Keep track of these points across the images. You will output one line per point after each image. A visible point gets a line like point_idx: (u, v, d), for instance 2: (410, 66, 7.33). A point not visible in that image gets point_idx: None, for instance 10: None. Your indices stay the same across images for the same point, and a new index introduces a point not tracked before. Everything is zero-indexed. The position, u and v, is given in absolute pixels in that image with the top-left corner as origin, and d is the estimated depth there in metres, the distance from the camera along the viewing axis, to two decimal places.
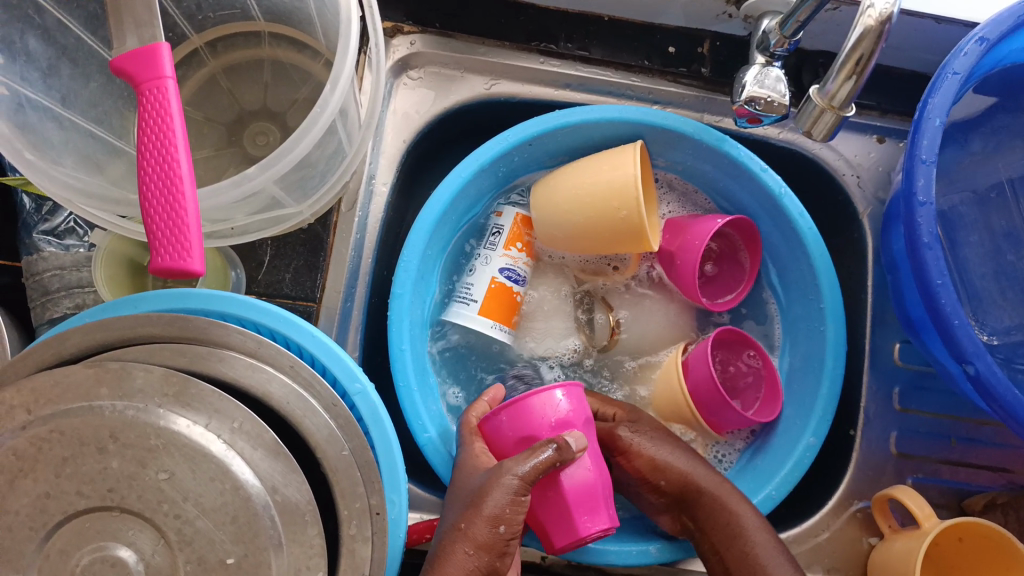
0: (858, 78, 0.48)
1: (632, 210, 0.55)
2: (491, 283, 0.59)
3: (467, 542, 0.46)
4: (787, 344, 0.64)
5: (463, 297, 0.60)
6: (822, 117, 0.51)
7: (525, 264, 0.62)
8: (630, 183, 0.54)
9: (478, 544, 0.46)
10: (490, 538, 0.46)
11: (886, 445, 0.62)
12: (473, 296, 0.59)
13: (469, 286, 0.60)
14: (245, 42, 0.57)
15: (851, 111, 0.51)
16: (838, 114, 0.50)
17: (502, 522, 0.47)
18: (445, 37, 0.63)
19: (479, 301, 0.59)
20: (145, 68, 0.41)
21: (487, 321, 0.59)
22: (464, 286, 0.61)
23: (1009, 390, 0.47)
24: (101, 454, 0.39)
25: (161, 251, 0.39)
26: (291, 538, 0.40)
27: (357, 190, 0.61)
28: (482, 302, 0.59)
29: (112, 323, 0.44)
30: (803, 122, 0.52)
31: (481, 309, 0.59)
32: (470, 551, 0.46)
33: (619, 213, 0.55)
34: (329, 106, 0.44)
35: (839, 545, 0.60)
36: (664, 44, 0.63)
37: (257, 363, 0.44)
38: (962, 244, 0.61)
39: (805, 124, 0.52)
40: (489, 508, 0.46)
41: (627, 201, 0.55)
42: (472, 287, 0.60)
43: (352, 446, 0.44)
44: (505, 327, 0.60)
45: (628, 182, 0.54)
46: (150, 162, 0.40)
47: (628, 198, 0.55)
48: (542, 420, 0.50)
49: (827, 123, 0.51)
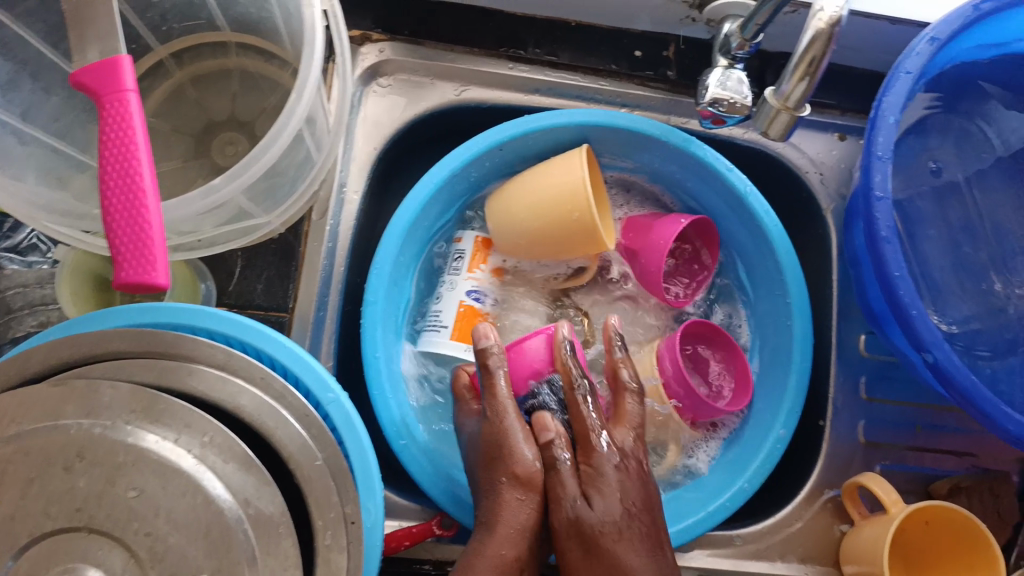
0: (812, 80, 0.49)
1: (583, 212, 0.56)
2: (459, 307, 0.59)
3: (514, 488, 0.48)
4: (756, 341, 0.65)
5: (434, 325, 0.60)
6: (777, 118, 0.52)
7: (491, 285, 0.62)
8: (579, 186, 0.55)
9: (526, 491, 0.49)
10: (535, 481, 0.49)
11: (854, 434, 0.63)
12: (443, 323, 0.59)
13: (438, 313, 0.60)
14: (211, 53, 0.57)
15: (804, 112, 0.52)
16: (792, 114, 0.51)
17: (534, 461, 0.49)
18: (413, 44, 0.63)
19: (450, 328, 0.59)
20: (107, 81, 0.40)
21: (462, 346, 0.58)
22: (433, 313, 0.61)
23: (967, 377, 0.48)
24: (69, 473, 0.39)
25: (124, 266, 0.38)
26: (265, 550, 0.40)
27: (328, 198, 0.60)
28: (454, 328, 0.59)
29: (79, 339, 0.44)
30: (758, 123, 0.53)
31: (455, 335, 0.59)
32: (519, 497, 0.48)
33: (572, 216, 0.56)
34: (295, 115, 0.44)
35: (812, 535, 0.61)
36: (630, 48, 0.64)
37: (226, 375, 0.44)
38: (921, 237, 0.63)
39: (762, 124, 0.53)
40: (523, 461, 0.49)
41: (579, 204, 0.56)
42: (441, 314, 0.60)
43: (325, 455, 0.44)
44: None
45: (577, 184, 0.55)
46: (112, 176, 0.39)
47: (580, 202, 0.56)
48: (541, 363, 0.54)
49: (783, 123, 0.52)
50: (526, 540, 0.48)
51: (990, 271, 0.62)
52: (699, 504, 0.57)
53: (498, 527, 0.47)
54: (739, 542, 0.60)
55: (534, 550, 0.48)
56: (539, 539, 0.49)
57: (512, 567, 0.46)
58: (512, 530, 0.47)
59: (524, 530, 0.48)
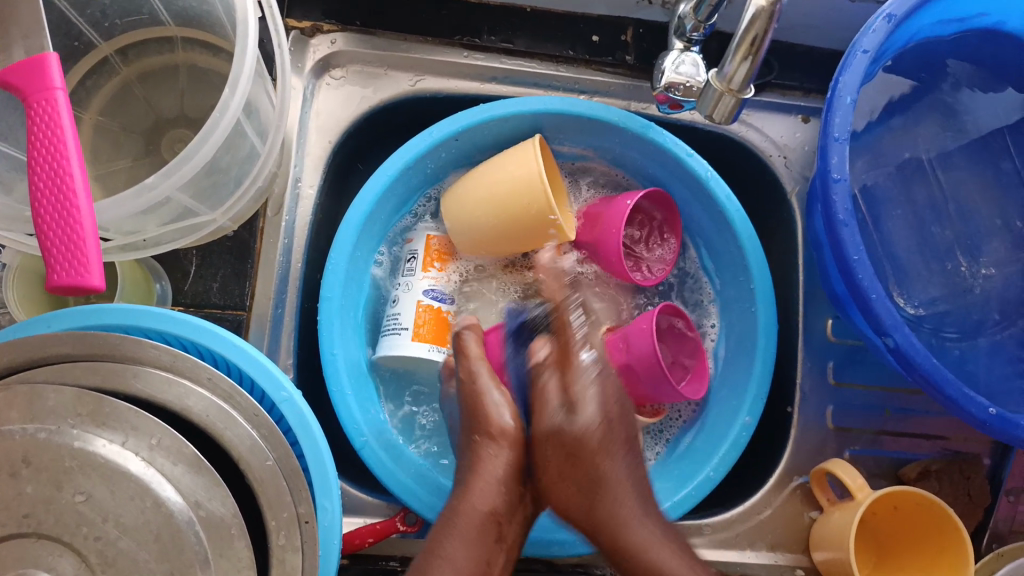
0: (754, 59, 0.48)
1: (541, 205, 0.55)
2: (418, 307, 0.59)
3: (490, 444, 0.50)
4: (722, 329, 0.64)
5: (393, 327, 0.59)
6: (722, 100, 0.52)
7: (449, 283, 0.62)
8: (535, 178, 0.55)
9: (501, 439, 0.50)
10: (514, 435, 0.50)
11: (823, 419, 0.63)
12: (403, 325, 0.59)
13: (397, 316, 0.60)
14: (158, 48, 0.56)
15: (750, 93, 0.51)
16: (736, 98, 0.51)
17: (508, 417, 0.51)
18: (366, 34, 0.62)
19: (410, 328, 0.58)
20: (33, 80, 0.40)
21: (423, 346, 0.58)
22: (392, 316, 0.60)
23: (927, 360, 0.48)
24: (14, 479, 0.38)
25: (56, 268, 0.39)
26: (218, 552, 0.39)
27: (282, 193, 0.60)
28: (414, 328, 0.58)
29: (22, 343, 0.43)
30: (704, 106, 0.53)
31: (415, 335, 0.58)
32: (494, 452, 0.50)
33: (530, 209, 0.56)
34: (230, 109, 0.44)
35: (781, 521, 0.61)
36: (587, 33, 0.63)
37: (173, 377, 0.43)
38: (886, 218, 0.62)
39: (706, 108, 0.53)
40: (498, 423, 0.50)
41: (536, 196, 0.55)
42: (400, 315, 0.59)
43: (277, 455, 0.43)
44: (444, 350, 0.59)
45: (533, 178, 0.55)
46: (42, 177, 0.39)
47: (537, 193, 0.55)
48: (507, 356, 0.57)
49: (727, 107, 0.52)
50: (503, 494, 0.48)
51: (956, 251, 0.62)
52: (668, 493, 0.58)
53: (477, 482, 0.48)
54: (708, 531, 0.60)
55: (515, 506, 0.49)
56: (522, 493, 0.50)
57: (489, 521, 0.47)
58: (488, 484, 0.48)
59: (503, 483, 0.49)
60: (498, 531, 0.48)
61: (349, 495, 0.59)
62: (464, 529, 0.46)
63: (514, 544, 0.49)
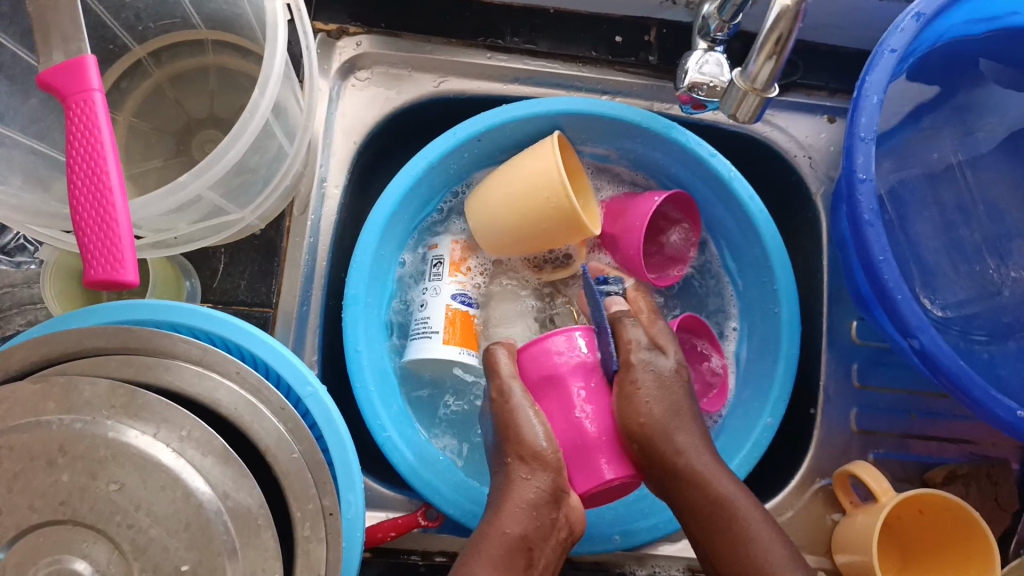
0: (779, 58, 0.48)
1: (560, 196, 0.55)
2: (447, 311, 0.59)
3: (522, 467, 0.48)
4: (744, 330, 0.64)
5: (423, 331, 0.59)
6: (746, 99, 0.51)
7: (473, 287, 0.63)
8: (553, 170, 0.55)
9: (534, 468, 0.48)
10: (549, 459, 0.48)
11: (847, 421, 0.62)
12: (434, 329, 0.59)
13: (426, 320, 0.60)
14: (189, 52, 0.57)
15: (774, 92, 0.51)
16: (760, 96, 0.51)
17: (542, 439, 0.49)
18: (392, 37, 0.63)
19: (441, 332, 0.59)
20: (72, 81, 0.42)
21: (454, 349, 0.59)
22: (422, 319, 0.60)
23: (954, 362, 0.47)
24: (51, 467, 0.40)
25: (94, 263, 0.40)
26: (245, 542, 0.40)
27: (309, 193, 0.62)
28: (445, 331, 0.58)
29: (58, 337, 0.45)
30: (727, 105, 0.53)
31: (446, 339, 0.58)
32: (526, 475, 0.48)
33: (551, 201, 0.56)
34: (260, 110, 0.45)
35: (804, 524, 0.61)
36: (610, 34, 0.63)
37: (203, 371, 0.44)
38: (912, 219, 0.62)
39: (730, 107, 0.53)
40: (530, 445, 0.49)
41: (555, 188, 0.55)
42: (430, 319, 0.59)
43: (302, 448, 0.44)
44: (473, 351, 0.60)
45: (552, 172, 0.55)
46: (80, 176, 0.41)
47: (556, 185, 0.55)
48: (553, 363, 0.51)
49: (751, 106, 0.52)
50: (535, 520, 0.48)
51: (984, 252, 0.61)
52: None
53: (506, 507, 0.48)
54: None
55: (548, 529, 0.48)
56: (556, 516, 0.49)
57: (517, 544, 0.47)
58: (519, 509, 0.48)
59: (535, 508, 0.48)
60: (528, 556, 0.47)
61: (371, 489, 0.60)
62: (493, 552, 0.46)
63: (549, 565, 0.49)
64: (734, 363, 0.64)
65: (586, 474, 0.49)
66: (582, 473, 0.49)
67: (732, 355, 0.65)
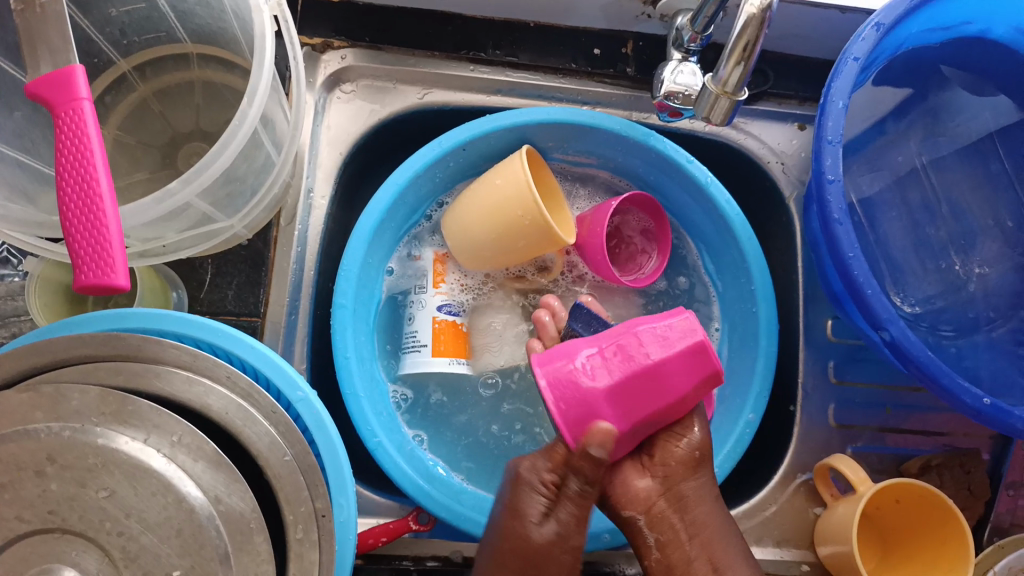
0: (747, 64, 0.50)
1: (533, 215, 0.56)
2: (435, 323, 0.61)
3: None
4: (725, 331, 0.66)
5: (413, 345, 0.61)
6: (718, 103, 0.53)
7: (458, 295, 0.65)
8: (524, 188, 0.56)
9: None
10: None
11: (825, 417, 0.64)
12: (422, 342, 0.61)
13: (414, 333, 0.62)
14: (174, 66, 0.58)
15: (744, 95, 0.53)
16: (732, 99, 0.53)
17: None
18: (375, 50, 0.65)
19: (430, 344, 0.61)
20: (61, 91, 0.42)
21: (445, 359, 0.61)
22: (410, 334, 0.62)
23: (923, 352, 0.49)
24: (40, 477, 0.40)
25: (83, 269, 0.40)
26: (238, 547, 0.40)
27: (295, 204, 0.62)
28: (433, 344, 0.61)
29: (46, 346, 0.44)
30: (701, 109, 0.55)
31: (436, 351, 0.61)
32: None
33: (524, 220, 0.57)
34: (248, 119, 0.46)
35: (788, 517, 0.62)
36: (589, 46, 0.66)
37: (193, 377, 0.44)
38: (881, 219, 0.64)
39: (704, 111, 0.55)
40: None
41: (529, 207, 0.57)
42: (418, 333, 0.62)
43: (294, 451, 0.44)
44: (463, 360, 0.62)
45: (522, 187, 0.56)
46: (70, 184, 0.41)
47: (529, 204, 0.56)
48: (569, 387, 0.47)
49: (723, 109, 0.54)
50: None
51: (950, 250, 0.64)
52: None
53: None
54: None
55: None
56: None
57: None
58: None
59: None
60: None
61: (361, 495, 0.61)
62: None
63: None
64: None
65: (691, 362, 0.47)
66: (686, 374, 0.48)
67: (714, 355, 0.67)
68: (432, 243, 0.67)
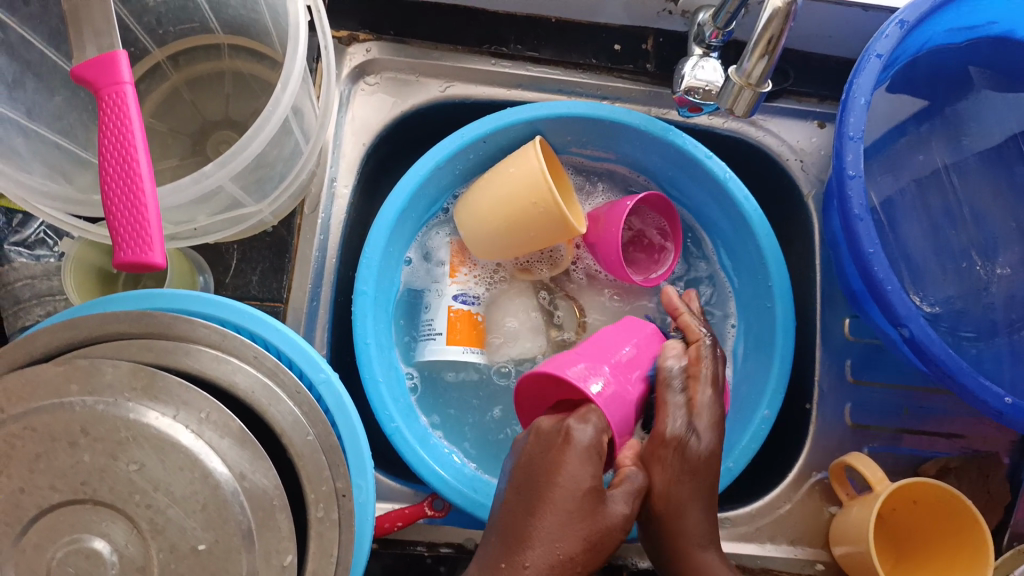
0: (772, 56, 0.51)
1: (548, 205, 0.57)
2: (450, 312, 0.63)
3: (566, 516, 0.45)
4: (741, 328, 0.66)
5: (428, 333, 0.63)
6: (742, 94, 0.54)
7: (474, 285, 0.66)
8: (539, 178, 0.57)
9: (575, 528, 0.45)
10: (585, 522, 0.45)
11: (841, 417, 0.64)
12: (437, 330, 0.63)
13: (430, 322, 0.63)
14: (205, 56, 0.59)
15: (767, 87, 0.54)
16: (755, 91, 0.53)
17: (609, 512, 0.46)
18: (399, 44, 0.66)
19: (445, 333, 0.62)
20: (104, 75, 0.44)
21: (458, 348, 0.62)
22: (426, 322, 0.64)
23: (941, 349, 0.49)
24: (73, 448, 0.41)
25: (124, 246, 0.42)
26: (261, 524, 0.41)
27: (319, 193, 0.64)
28: (447, 333, 0.62)
29: (81, 322, 0.46)
30: (724, 99, 0.55)
31: (450, 339, 0.62)
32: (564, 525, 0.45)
33: (539, 209, 0.58)
34: (281, 105, 0.47)
35: (802, 516, 0.63)
36: (610, 43, 0.66)
37: (221, 355, 0.46)
38: (902, 220, 0.64)
39: (727, 101, 0.55)
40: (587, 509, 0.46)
41: (544, 197, 0.57)
42: (434, 321, 0.63)
43: (316, 432, 0.46)
44: (476, 350, 0.63)
45: (538, 178, 0.57)
46: (111, 164, 0.42)
47: (544, 194, 0.57)
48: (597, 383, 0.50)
49: (747, 99, 0.54)
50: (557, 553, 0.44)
51: (971, 252, 0.64)
52: None
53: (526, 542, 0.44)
54: (728, 524, 0.62)
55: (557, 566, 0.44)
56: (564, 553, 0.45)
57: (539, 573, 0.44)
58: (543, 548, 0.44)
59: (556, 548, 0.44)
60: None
61: (379, 482, 0.62)
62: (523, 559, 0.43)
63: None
64: (732, 359, 0.67)
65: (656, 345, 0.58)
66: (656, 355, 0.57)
67: (729, 351, 0.67)
68: (453, 233, 0.68)
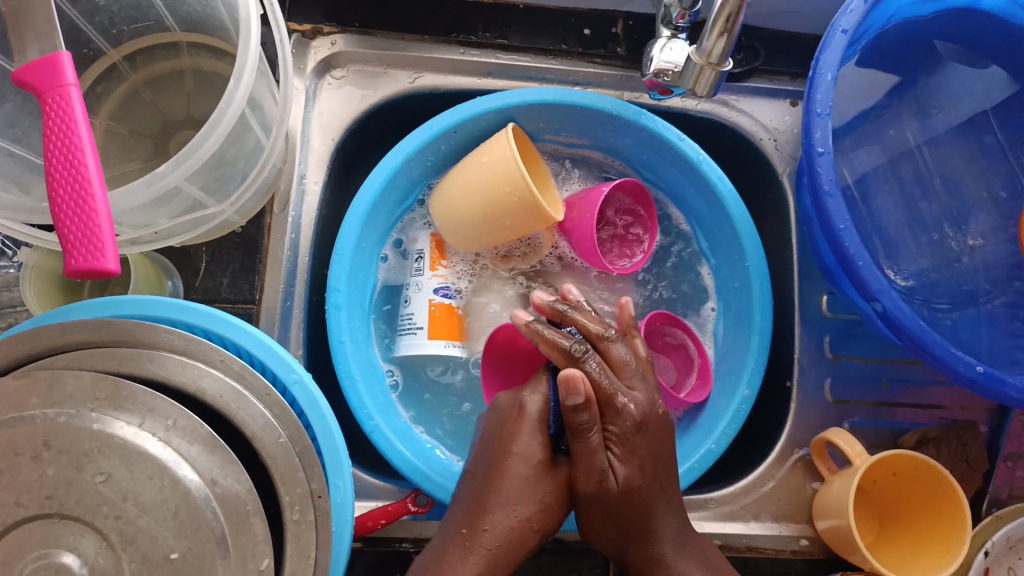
0: (730, 35, 0.51)
1: (521, 191, 0.57)
2: (430, 306, 0.62)
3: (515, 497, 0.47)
4: (720, 309, 0.66)
5: (408, 327, 0.62)
6: (703, 74, 0.54)
7: (454, 279, 0.65)
8: (510, 164, 0.56)
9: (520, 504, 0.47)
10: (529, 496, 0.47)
11: (822, 393, 0.64)
12: (417, 324, 0.61)
13: (411, 316, 0.62)
14: (165, 54, 0.58)
15: (727, 67, 0.54)
16: (715, 70, 0.53)
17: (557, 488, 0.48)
18: (365, 35, 0.65)
19: (425, 327, 0.61)
20: (47, 77, 0.42)
21: (440, 342, 0.61)
22: (406, 316, 0.62)
23: (916, 322, 0.49)
24: (37, 462, 0.40)
25: (74, 253, 0.41)
26: (235, 530, 0.40)
27: (287, 190, 0.63)
28: (428, 327, 0.61)
29: (41, 332, 0.45)
30: (686, 79, 0.55)
31: (432, 333, 0.61)
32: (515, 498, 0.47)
33: (512, 197, 0.57)
34: (235, 101, 0.46)
35: (785, 494, 0.63)
36: (580, 27, 0.65)
37: (187, 361, 0.45)
38: (875, 194, 0.64)
39: (689, 82, 0.55)
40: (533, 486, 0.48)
41: (517, 184, 0.57)
42: (414, 315, 0.62)
43: (288, 433, 0.45)
44: (458, 343, 0.62)
45: (509, 165, 0.56)
46: (59, 169, 0.41)
47: (517, 181, 0.56)
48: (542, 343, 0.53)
49: (708, 79, 0.54)
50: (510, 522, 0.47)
51: (944, 223, 0.63)
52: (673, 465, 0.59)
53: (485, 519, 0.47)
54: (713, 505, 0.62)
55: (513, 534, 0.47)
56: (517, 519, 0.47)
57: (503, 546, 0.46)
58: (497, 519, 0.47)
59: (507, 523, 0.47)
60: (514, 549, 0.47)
61: (360, 479, 0.62)
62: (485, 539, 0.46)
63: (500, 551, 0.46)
64: (711, 341, 0.67)
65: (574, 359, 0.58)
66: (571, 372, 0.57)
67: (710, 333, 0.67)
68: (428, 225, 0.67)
